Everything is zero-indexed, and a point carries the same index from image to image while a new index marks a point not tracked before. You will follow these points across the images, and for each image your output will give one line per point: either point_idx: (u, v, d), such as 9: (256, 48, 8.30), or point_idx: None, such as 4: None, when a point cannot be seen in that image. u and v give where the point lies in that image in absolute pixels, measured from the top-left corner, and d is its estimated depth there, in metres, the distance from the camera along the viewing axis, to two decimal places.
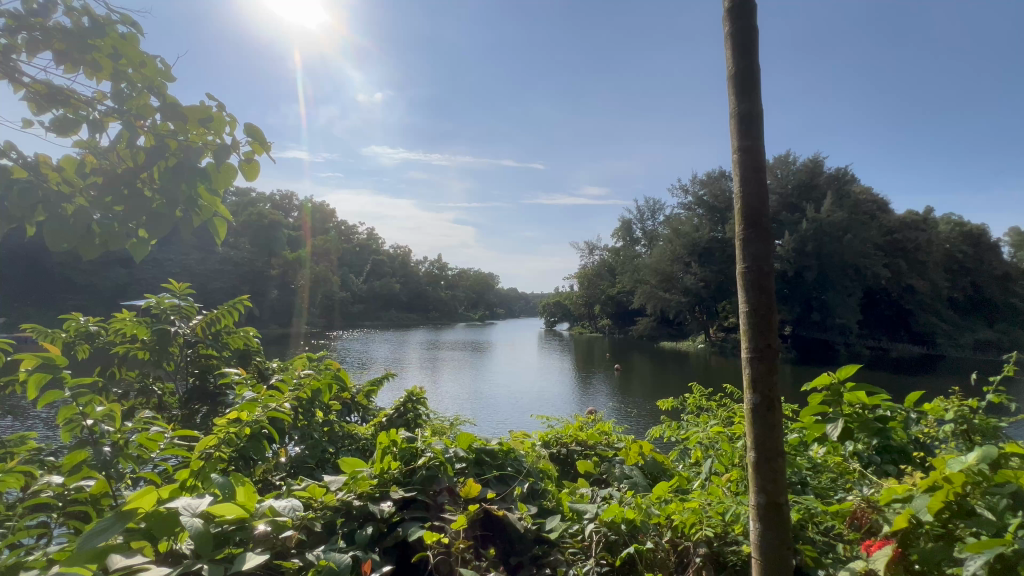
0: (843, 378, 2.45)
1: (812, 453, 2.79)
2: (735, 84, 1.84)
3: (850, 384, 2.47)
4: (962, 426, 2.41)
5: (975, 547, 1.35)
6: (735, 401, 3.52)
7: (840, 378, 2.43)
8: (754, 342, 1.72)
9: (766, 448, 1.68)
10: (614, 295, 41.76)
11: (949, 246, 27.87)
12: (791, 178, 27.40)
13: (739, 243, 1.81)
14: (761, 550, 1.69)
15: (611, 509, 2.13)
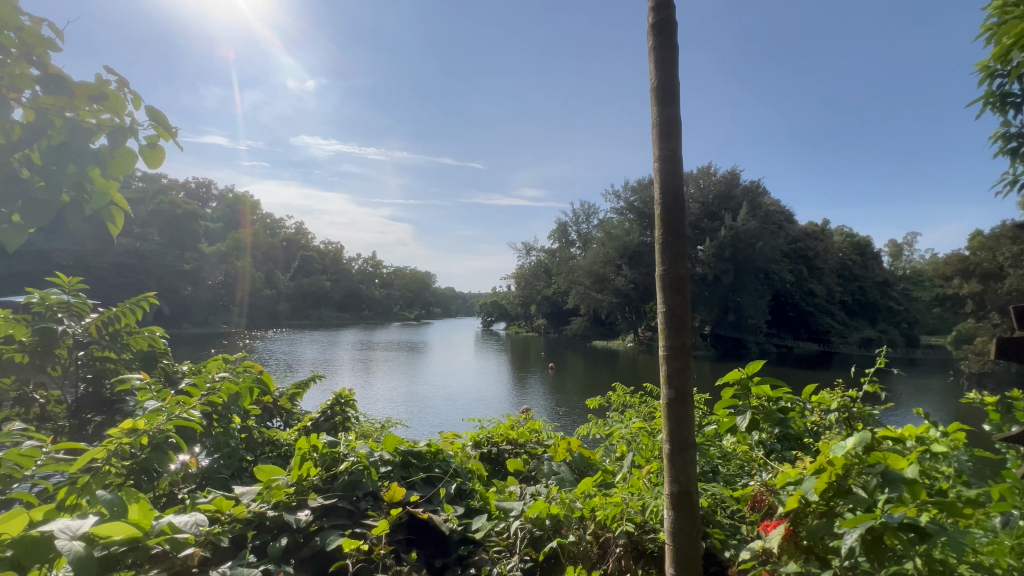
0: (751, 373, 2.66)
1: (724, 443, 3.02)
2: (657, 95, 1.96)
3: (757, 379, 2.68)
4: (845, 414, 2.71)
5: (850, 522, 1.52)
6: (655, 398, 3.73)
7: (748, 373, 2.64)
8: (670, 340, 1.84)
9: (679, 440, 1.79)
10: (550, 295, 42.59)
11: (841, 255, 31.46)
12: (712, 189, 29.51)
13: (658, 246, 1.93)
14: (675, 538, 1.79)
15: (536, 505, 2.16)
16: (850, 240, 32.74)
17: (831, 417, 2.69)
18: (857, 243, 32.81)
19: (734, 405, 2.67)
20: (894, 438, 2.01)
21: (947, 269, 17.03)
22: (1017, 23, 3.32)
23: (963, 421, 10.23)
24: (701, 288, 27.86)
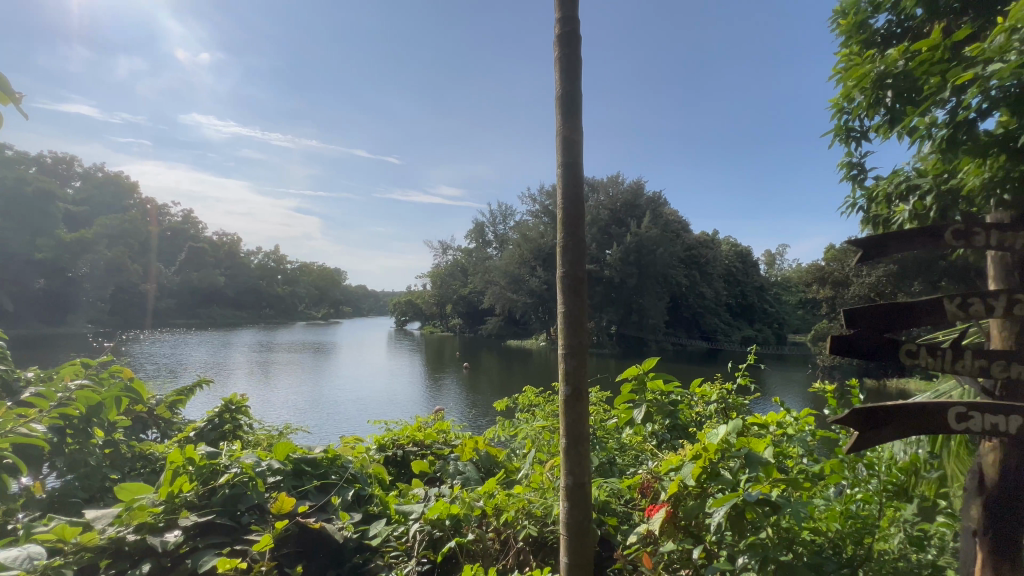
0: (646, 369, 2.91)
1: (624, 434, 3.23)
2: (562, 103, 2.05)
3: (653, 374, 2.92)
4: (723, 405, 3.02)
5: (718, 502, 1.70)
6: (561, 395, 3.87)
7: (644, 368, 2.88)
8: (568, 339, 1.94)
9: (574, 435, 1.89)
10: (465, 295, 42.42)
11: (727, 262, 35.17)
12: (620, 197, 31.41)
13: (559, 250, 2.02)
14: (568, 530, 1.88)
15: (436, 506, 2.13)
16: (734, 250, 36.77)
17: (712, 408, 2.99)
18: (740, 252, 36.91)
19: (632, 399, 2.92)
20: (758, 424, 2.30)
21: (806, 277, 19.85)
22: (857, 69, 4.01)
23: (816, 407, 11.96)
24: (608, 290, 29.62)
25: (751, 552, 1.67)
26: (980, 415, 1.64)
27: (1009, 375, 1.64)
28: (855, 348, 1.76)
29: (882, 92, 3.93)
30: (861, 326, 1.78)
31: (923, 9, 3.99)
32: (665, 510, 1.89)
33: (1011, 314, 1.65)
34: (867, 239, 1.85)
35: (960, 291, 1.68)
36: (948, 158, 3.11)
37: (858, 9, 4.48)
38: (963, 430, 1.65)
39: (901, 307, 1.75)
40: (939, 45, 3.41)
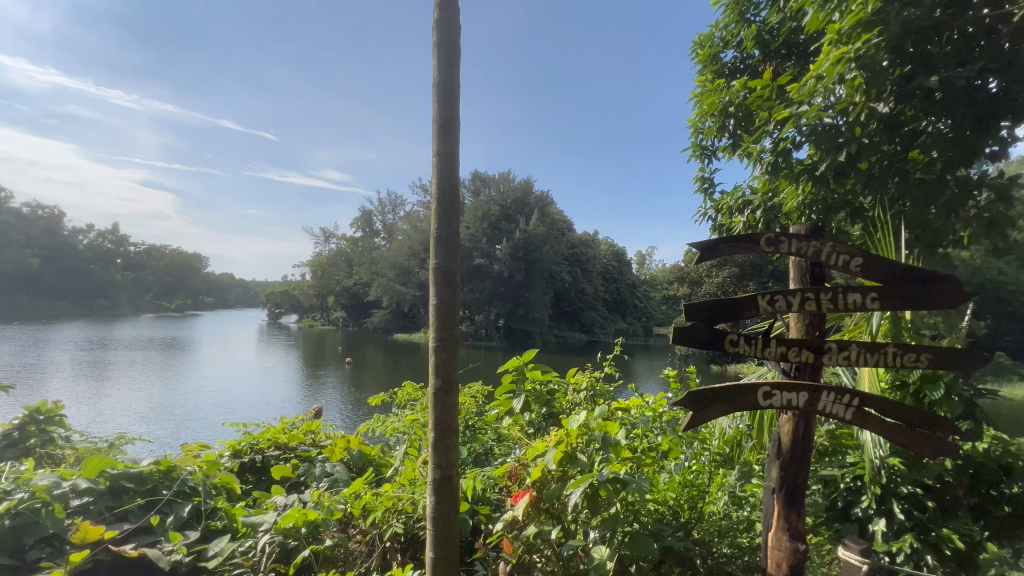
0: (526, 360, 3.01)
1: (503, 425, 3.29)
2: (439, 92, 2.02)
3: (532, 365, 3.02)
4: (594, 393, 3.23)
5: (575, 484, 1.83)
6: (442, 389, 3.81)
7: (524, 360, 2.98)
8: (439, 331, 1.93)
9: (443, 427, 1.90)
10: (349, 286, 40.02)
11: (605, 261, 38.07)
12: (510, 194, 32.17)
13: (433, 242, 2.00)
14: (434, 522, 1.88)
15: (290, 514, 1.97)
16: (611, 250, 39.91)
17: (584, 395, 3.18)
18: (616, 252, 40.18)
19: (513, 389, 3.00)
20: (622, 409, 2.51)
21: (669, 277, 22.36)
22: (710, 96, 4.58)
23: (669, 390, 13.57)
24: (497, 285, 30.41)
25: (604, 527, 1.82)
26: (780, 391, 1.97)
27: (800, 360, 2.00)
28: (692, 339, 2.02)
29: (727, 120, 4.58)
30: (695, 319, 2.04)
31: (759, 51, 4.72)
32: (529, 496, 1.98)
33: (802, 309, 2.00)
34: (702, 243, 2.13)
35: (769, 289, 1.99)
36: (773, 180, 3.74)
37: (712, 44, 5.14)
38: (768, 406, 1.97)
39: (727, 302, 2.04)
40: (768, 85, 4.06)
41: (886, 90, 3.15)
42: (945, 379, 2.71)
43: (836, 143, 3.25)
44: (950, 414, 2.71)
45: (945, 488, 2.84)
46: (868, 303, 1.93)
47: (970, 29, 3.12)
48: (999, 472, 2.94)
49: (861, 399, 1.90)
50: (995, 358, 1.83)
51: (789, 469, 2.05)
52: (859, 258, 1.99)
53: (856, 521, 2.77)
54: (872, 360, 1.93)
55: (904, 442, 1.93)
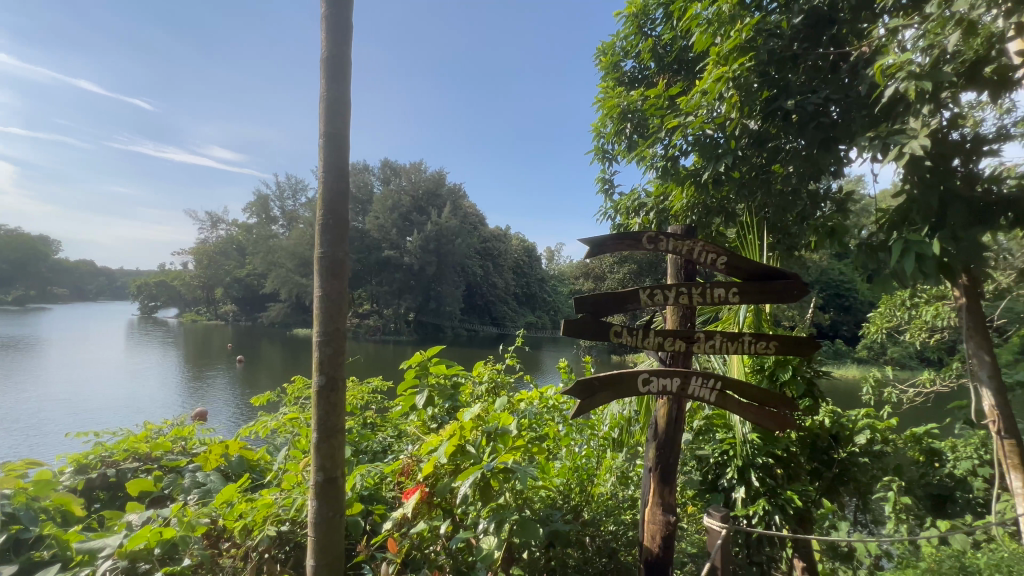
0: (430, 355, 2.96)
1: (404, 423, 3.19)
2: (327, 68, 1.91)
3: (435, 360, 2.97)
4: (496, 386, 3.25)
5: (465, 477, 1.83)
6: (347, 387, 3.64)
7: (428, 355, 2.93)
8: (324, 325, 1.83)
9: (326, 427, 1.80)
10: (241, 277, 36.43)
11: (516, 256, 38.82)
12: (422, 184, 31.39)
13: (318, 229, 1.89)
14: (316, 527, 1.78)
15: (141, 534, 1.74)
16: (522, 245, 40.78)
17: (485, 388, 3.18)
18: (527, 247, 40.99)
19: (415, 384, 2.92)
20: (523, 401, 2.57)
21: (576, 272, 23.30)
22: (610, 100, 4.83)
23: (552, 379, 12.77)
24: (407, 278, 29.56)
25: (491, 518, 1.84)
26: (657, 377, 2.14)
27: (674, 349, 2.18)
28: (581, 330, 2.13)
29: (625, 124, 4.87)
30: (584, 311, 2.15)
31: (655, 63, 5.08)
32: (418, 491, 1.95)
33: (677, 302, 2.18)
34: (592, 239, 2.23)
35: (650, 284, 2.15)
36: (665, 181, 4.19)
37: (614, 52, 5.42)
38: (646, 391, 2.13)
39: (613, 296, 2.16)
40: (661, 95, 4.38)
41: (755, 108, 3.59)
42: (791, 363, 3.19)
43: (716, 154, 3.67)
44: (794, 392, 3.22)
45: (790, 457, 3.31)
46: (731, 297, 2.16)
47: (820, 62, 3.64)
48: (829, 440, 3.50)
49: (723, 383, 2.12)
50: (824, 345, 2.15)
51: (663, 450, 2.24)
52: (724, 257, 2.20)
53: (722, 491, 3.13)
54: (733, 348, 2.16)
55: (758, 419, 2.18)
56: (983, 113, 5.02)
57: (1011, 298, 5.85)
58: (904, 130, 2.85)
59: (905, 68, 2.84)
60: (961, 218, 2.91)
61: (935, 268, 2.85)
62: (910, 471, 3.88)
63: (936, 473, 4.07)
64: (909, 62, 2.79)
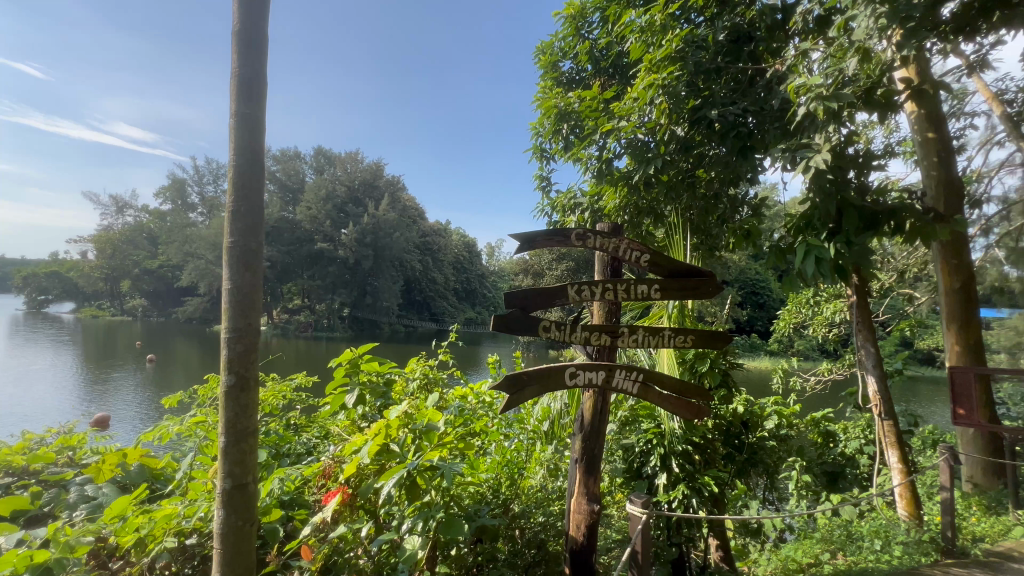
0: (361, 352, 2.82)
1: (332, 425, 3.04)
2: (238, 41, 1.77)
3: (367, 356, 2.83)
4: (428, 383, 3.17)
5: (389, 476, 1.79)
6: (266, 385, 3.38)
7: (359, 352, 2.79)
8: (234, 321, 1.70)
9: (235, 429, 1.68)
10: (153, 269, 33.20)
11: (456, 251, 38.48)
12: (358, 175, 30.18)
13: (227, 217, 1.75)
14: (222, 538, 1.66)
15: (7, 558, 1.53)
16: (462, 240, 40.52)
17: (417, 386, 3.10)
18: (467, 242, 40.68)
19: (345, 382, 2.77)
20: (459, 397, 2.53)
21: (515, 268, 23.38)
22: (548, 100, 4.90)
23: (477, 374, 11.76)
24: (342, 271, 28.36)
25: (416, 518, 1.80)
26: (583, 371, 2.20)
27: (599, 343, 2.25)
28: (511, 326, 2.13)
29: (561, 124, 4.96)
30: (513, 306, 2.17)
31: (591, 66, 5.20)
32: (339, 493, 1.87)
33: (604, 298, 2.25)
34: (522, 234, 2.25)
35: (578, 280, 2.20)
36: (600, 181, 4.29)
37: (553, 52, 5.48)
38: (573, 384, 2.18)
39: (542, 292, 2.19)
40: (596, 97, 4.49)
41: (682, 115, 3.79)
42: (710, 356, 3.42)
43: (646, 157, 3.83)
44: (712, 383, 3.45)
45: (707, 444, 3.53)
46: (653, 293, 2.25)
47: (740, 76, 3.89)
48: (742, 426, 3.78)
49: (646, 375, 2.22)
50: (737, 338, 2.30)
51: (589, 442, 2.30)
52: (648, 256, 2.30)
53: (646, 478, 3.31)
54: (655, 342, 2.26)
55: (677, 409, 2.30)
56: (874, 132, 5.64)
57: (893, 296, 6.65)
58: (811, 144, 3.12)
59: (813, 89, 3.11)
60: (855, 226, 3.24)
61: (832, 269, 3.16)
62: (809, 452, 4.29)
63: (830, 453, 4.56)
64: (817, 83, 3.06)
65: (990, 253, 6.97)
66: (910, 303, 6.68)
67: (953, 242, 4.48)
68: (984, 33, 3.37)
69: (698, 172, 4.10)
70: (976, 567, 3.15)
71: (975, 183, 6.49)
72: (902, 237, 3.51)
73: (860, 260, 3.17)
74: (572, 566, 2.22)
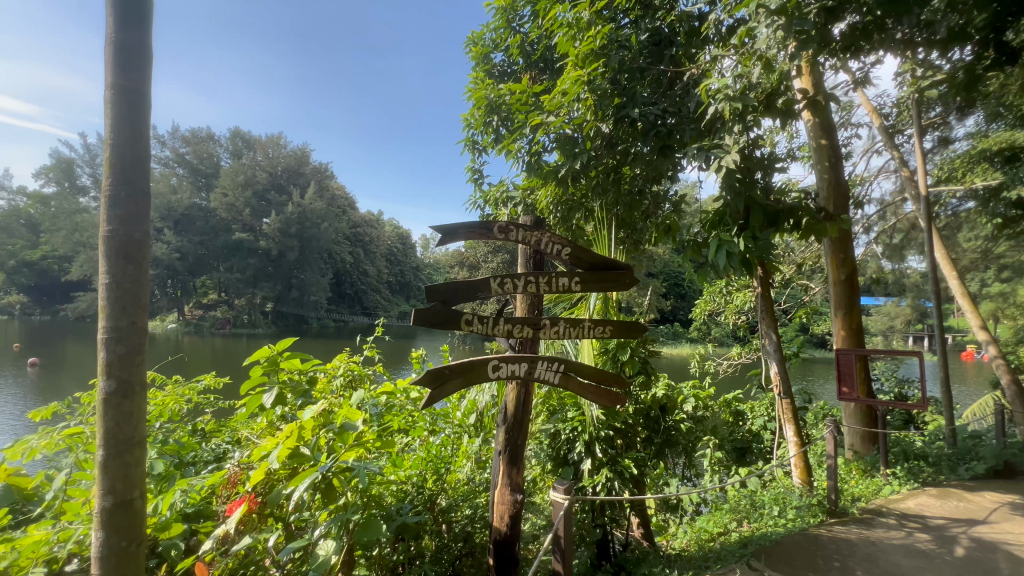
0: (280, 349, 2.59)
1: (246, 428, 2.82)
2: (116, 2, 1.56)
3: (287, 353, 2.61)
4: (352, 380, 3.03)
5: (298, 480, 1.70)
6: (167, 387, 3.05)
7: (278, 349, 2.57)
8: (113, 320, 1.51)
9: (118, 439, 1.51)
10: (34, 261, 29.06)
11: (389, 243, 37.38)
12: (281, 161, 28.39)
13: (104, 202, 1.55)
14: (101, 563, 1.49)
15: None
16: (396, 232, 39.47)
17: (340, 383, 2.95)
18: (400, 234, 39.64)
19: (262, 382, 2.54)
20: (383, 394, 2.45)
21: (451, 261, 23.17)
22: (478, 91, 4.84)
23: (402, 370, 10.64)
24: (263, 263, 26.15)
25: (331, 522, 1.73)
26: (506, 364, 2.21)
27: (522, 335, 2.28)
28: (432, 319, 2.10)
29: (491, 116, 4.94)
30: (434, 299, 2.14)
31: (522, 60, 5.21)
32: (245, 502, 1.75)
33: (526, 291, 2.27)
34: (444, 226, 2.22)
35: (499, 272, 2.21)
36: (531, 174, 4.30)
37: (484, 43, 5.44)
38: (496, 377, 2.19)
39: (462, 285, 2.18)
40: (525, 91, 4.50)
41: (606, 113, 3.91)
42: (630, 345, 3.59)
43: (573, 151, 3.91)
44: (632, 370, 3.63)
45: (628, 429, 3.70)
46: (573, 286, 2.31)
47: (661, 77, 4.08)
48: (660, 410, 3.98)
49: (566, 365, 2.27)
50: (651, 327, 2.43)
51: (513, 434, 2.33)
52: (568, 249, 2.36)
53: (572, 464, 3.41)
54: (575, 332, 2.32)
55: (597, 397, 2.38)
56: (778, 137, 6.19)
57: (792, 286, 7.39)
58: (721, 145, 3.35)
59: (722, 92, 3.32)
60: (758, 222, 3.52)
61: (739, 262, 3.42)
62: (721, 431, 4.63)
63: (739, 430, 4.97)
64: (726, 86, 3.28)
65: (870, 249, 7.93)
66: (806, 293, 7.45)
67: (840, 239, 5.04)
68: (867, 53, 3.77)
69: (624, 169, 4.26)
70: (854, 524, 3.57)
71: (859, 187, 7.34)
72: (799, 234, 3.87)
73: (763, 254, 3.44)
74: (495, 556, 2.24)
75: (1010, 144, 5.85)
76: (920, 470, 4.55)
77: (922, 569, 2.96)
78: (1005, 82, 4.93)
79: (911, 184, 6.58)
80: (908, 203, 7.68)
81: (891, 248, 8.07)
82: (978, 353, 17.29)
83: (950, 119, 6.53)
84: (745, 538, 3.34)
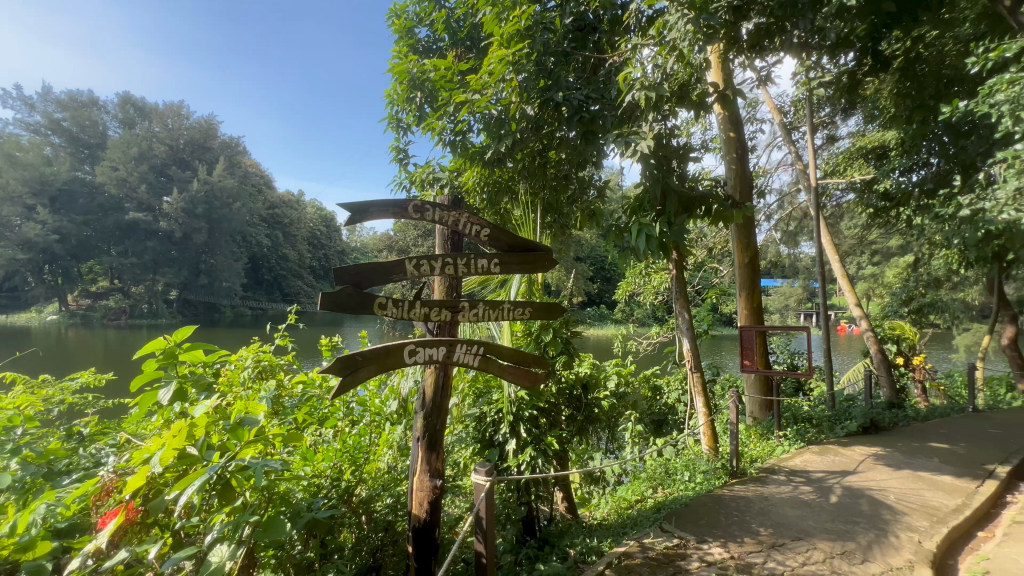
0: (179, 340, 2.27)
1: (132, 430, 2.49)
2: None
3: (187, 344, 2.30)
4: (261, 371, 2.78)
5: (185, 484, 1.52)
6: (31, 388, 2.61)
7: (176, 340, 2.25)
8: None
9: None
10: None
11: (311, 225, 35.30)
12: (185, 133, 25.82)
13: None
14: None
15: None
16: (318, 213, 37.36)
17: (247, 374, 2.70)
18: (323, 216, 37.55)
19: (157, 378, 2.21)
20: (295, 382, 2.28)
21: (379, 244, 22.36)
22: (400, 64, 4.59)
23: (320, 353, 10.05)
24: (164, 245, 23.78)
25: (226, 522, 1.59)
26: (423, 348, 2.15)
27: (440, 318, 2.22)
28: (342, 302, 1.98)
29: (414, 93, 4.72)
30: (344, 283, 2.01)
31: (448, 36, 5.03)
32: (121, 512, 1.54)
33: (443, 272, 2.21)
34: (353, 204, 2.09)
35: (416, 255, 2.13)
36: (456, 154, 4.16)
37: (408, 16, 5.17)
38: (413, 362, 2.12)
39: (374, 266, 2.07)
40: (449, 67, 4.34)
41: (532, 95, 3.89)
42: (553, 326, 3.66)
43: (500, 133, 3.82)
44: (555, 350, 3.70)
45: (552, 407, 3.80)
46: (492, 268, 2.28)
47: (585, 63, 4.12)
48: (582, 389, 4.10)
49: (486, 348, 2.25)
50: (570, 308, 2.45)
51: (431, 419, 2.28)
52: (487, 230, 2.31)
53: (498, 445, 3.44)
54: (493, 314, 2.29)
55: (517, 378, 2.38)
56: (693, 127, 6.55)
57: (705, 269, 7.96)
58: (638, 132, 3.46)
59: (640, 80, 3.42)
60: (674, 208, 3.70)
61: (657, 246, 3.58)
62: (640, 405, 4.90)
63: (657, 403, 5.30)
64: (643, 75, 3.38)
65: (771, 234, 8.72)
66: (717, 275, 8.06)
67: (744, 225, 5.46)
68: (769, 52, 4.04)
69: (550, 153, 4.33)
70: (751, 482, 3.96)
71: (761, 177, 7.99)
72: (709, 220, 4.15)
73: (678, 238, 3.61)
74: (414, 544, 2.20)
75: (882, 144, 6.65)
76: (806, 431, 5.13)
77: (805, 517, 3.35)
78: (880, 87, 5.57)
79: (804, 176, 7.28)
80: (801, 194, 8.51)
81: (788, 234, 8.92)
82: (853, 326, 19.91)
83: (837, 118, 7.28)
84: (659, 503, 3.58)
